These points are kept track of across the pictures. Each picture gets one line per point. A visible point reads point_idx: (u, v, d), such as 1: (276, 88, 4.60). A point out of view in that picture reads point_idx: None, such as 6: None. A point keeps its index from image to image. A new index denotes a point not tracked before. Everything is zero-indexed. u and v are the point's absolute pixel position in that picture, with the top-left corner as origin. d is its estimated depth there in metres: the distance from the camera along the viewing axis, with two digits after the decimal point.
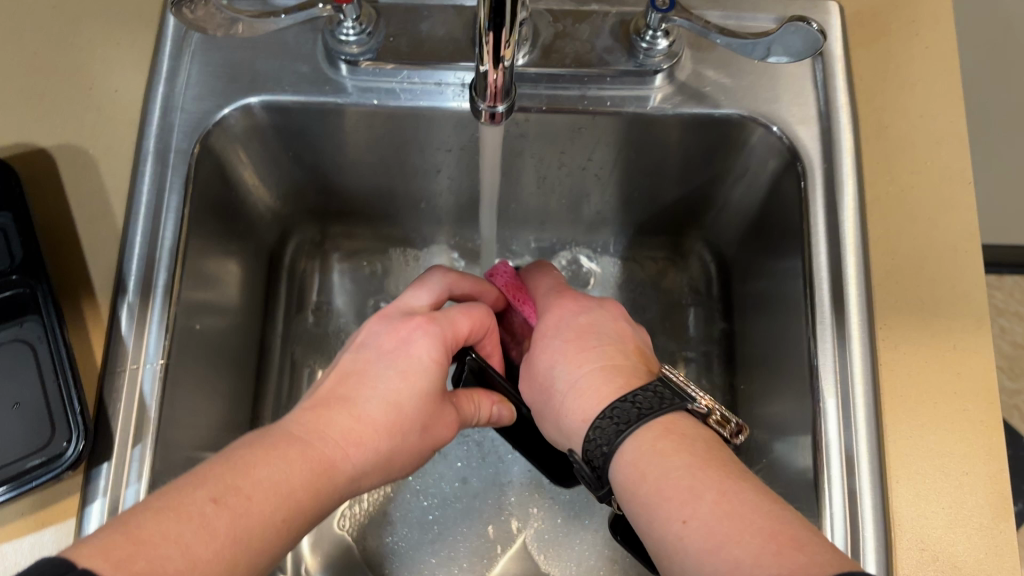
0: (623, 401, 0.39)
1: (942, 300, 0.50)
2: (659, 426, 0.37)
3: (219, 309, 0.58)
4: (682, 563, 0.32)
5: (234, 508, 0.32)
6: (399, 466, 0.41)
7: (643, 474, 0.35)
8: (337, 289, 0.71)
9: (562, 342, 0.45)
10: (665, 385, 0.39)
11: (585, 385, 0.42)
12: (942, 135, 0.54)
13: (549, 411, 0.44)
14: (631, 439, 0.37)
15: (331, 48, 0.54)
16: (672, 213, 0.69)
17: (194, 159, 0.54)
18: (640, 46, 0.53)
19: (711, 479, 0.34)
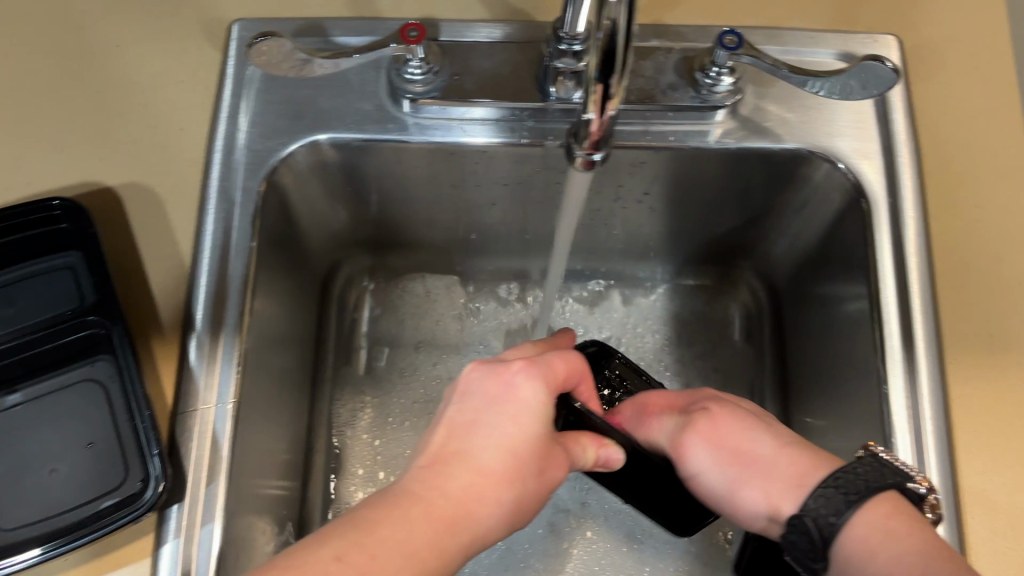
0: (844, 472, 0.39)
1: (1013, 335, 0.50)
2: (887, 502, 0.38)
3: (279, 346, 0.58)
4: None
5: (358, 568, 0.33)
6: (524, 513, 0.40)
7: (867, 559, 0.36)
8: (383, 318, 0.71)
9: (735, 428, 0.45)
10: (883, 459, 0.40)
11: (786, 469, 0.42)
12: (1004, 169, 0.54)
13: (739, 494, 0.44)
14: (860, 513, 0.38)
15: (396, 86, 0.54)
16: (721, 244, 0.69)
17: (260, 197, 0.54)
18: (705, 82, 0.53)
19: (945, 561, 0.35)
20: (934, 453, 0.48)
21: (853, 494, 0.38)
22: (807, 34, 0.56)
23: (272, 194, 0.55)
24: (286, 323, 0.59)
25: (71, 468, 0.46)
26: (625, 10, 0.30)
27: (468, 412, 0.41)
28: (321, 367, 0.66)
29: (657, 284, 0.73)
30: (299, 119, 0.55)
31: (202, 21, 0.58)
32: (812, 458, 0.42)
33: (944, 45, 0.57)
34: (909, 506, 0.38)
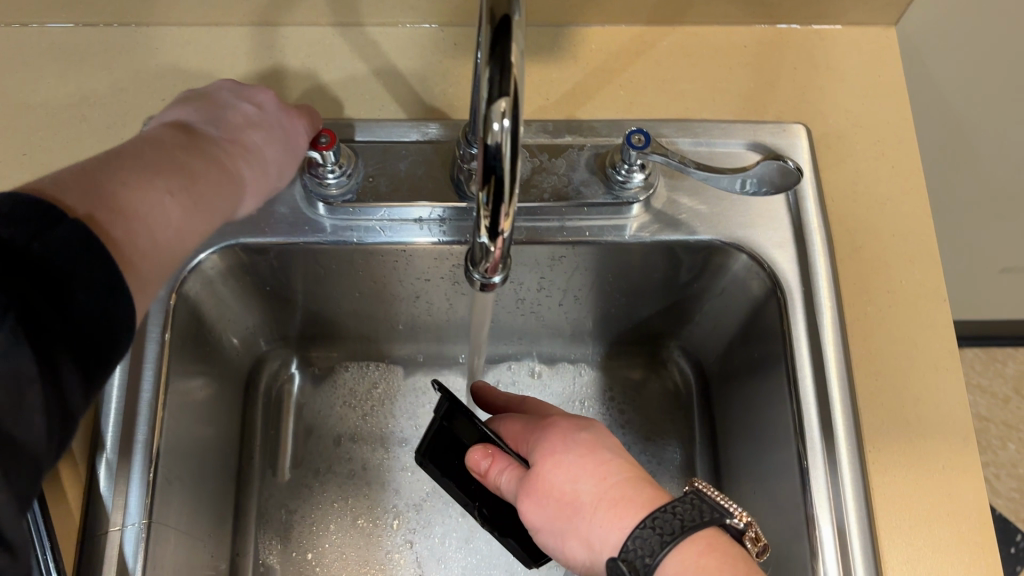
0: (662, 511, 0.39)
1: (927, 420, 0.51)
2: (700, 543, 0.39)
3: (197, 451, 0.56)
4: None
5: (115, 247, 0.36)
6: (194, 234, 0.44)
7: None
8: (310, 413, 0.68)
9: (575, 457, 0.44)
10: (701, 497, 0.40)
11: (613, 498, 0.42)
12: (914, 254, 0.55)
13: (568, 529, 0.43)
14: (673, 553, 0.38)
15: (310, 189, 0.54)
16: (648, 325, 0.69)
17: (171, 308, 0.52)
18: (616, 179, 0.54)
19: None
20: (858, 541, 0.48)
21: (669, 533, 0.38)
22: (719, 125, 0.57)
23: (185, 303, 0.54)
24: (203, 426, 0.58)
25: None
26: (509, 133, 0.31)
27: (238, 116, 0.48)
28: (247, 469, 0.64)
29: (588, 365, 0.73)
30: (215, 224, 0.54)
31: (109, 121, 0.57)
32: (648, 487, 0.43)
33: (853, 130, 0.58)
34: (723, 548, 0.39)
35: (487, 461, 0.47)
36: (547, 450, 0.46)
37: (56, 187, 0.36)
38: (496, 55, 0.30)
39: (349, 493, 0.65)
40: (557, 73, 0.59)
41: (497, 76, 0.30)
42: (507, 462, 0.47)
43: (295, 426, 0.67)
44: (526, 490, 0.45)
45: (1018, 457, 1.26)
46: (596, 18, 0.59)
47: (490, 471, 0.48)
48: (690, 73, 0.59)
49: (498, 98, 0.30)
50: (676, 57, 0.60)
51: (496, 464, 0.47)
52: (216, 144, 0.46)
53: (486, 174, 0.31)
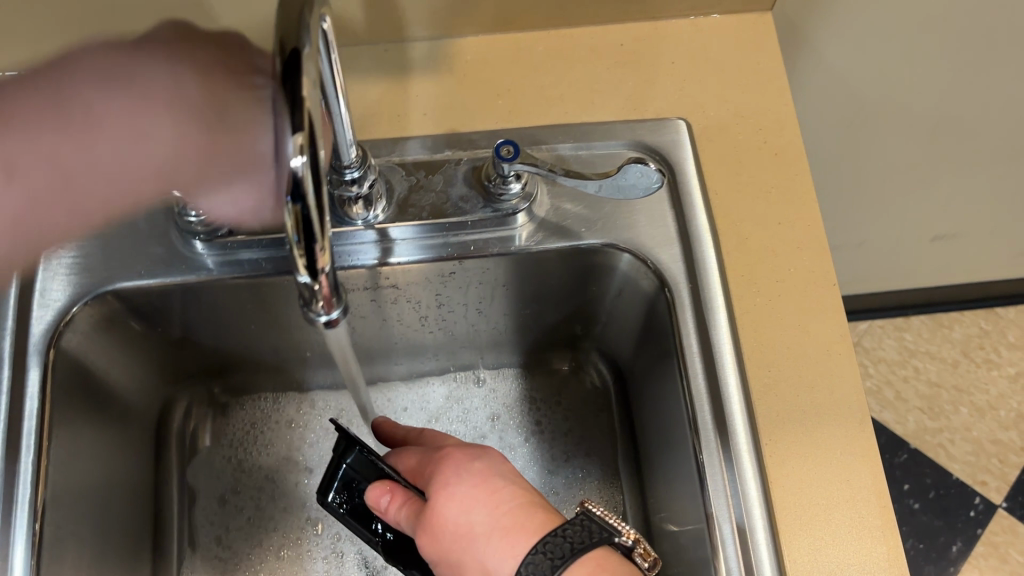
0: (554, 535, 0.40)
1: (820, 407, 0.51)
2: (592, 562, 0.40)
3: (104, 497, 0.56)
4: None
5: None
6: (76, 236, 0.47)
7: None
8: (224, 452, 0.67)
9: (468, 486, 0.46)
10: (591, 517, 0.41)
11: (506, 527, 0.44)
12: (801, 241, 0.54)
13: (466, 561, 0.44)
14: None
15: (183, 228, 0.53)
16: (560, 330, 0.69)
17: (51, 361, 0.51)
18: (494, 192, 0.53)
19: None
20: (762, 534, 0.48)
21: (560, 556, 0.39)
22: (598, 128, 0.56)
23: (64, 356, 0.52)
24: (104, 476, 0.56)
25: None
26: (308, 166, 0.30)
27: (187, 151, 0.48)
28: (163, 513, 0.63)
29: (508, 376, 0.72)
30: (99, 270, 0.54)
31: None
32: (539, 514, 0.45)
33: (734, 120, 0.57)
34: (612, 566, 0.40)
35: (387, 497, 0.47)
36: (442, 482, 0.46)
37: None
38: (286, 88, 0.30)
39: (266, 532, 0.64)
40: (432, 87, 0.58)
41: (289, 111, 0.29)
42: (405, 496, 0.47)
43: (209, 468, 0.66)
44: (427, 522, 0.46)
45: (971, 420, 1.27)
46: (468, 28, 0.58)
47: (388, 508, 0.47)
48: (568, 76, 0.58)
49: (293, 133, 0.29)
50: (553, 61, 0.59)
51: (397, 500, 0.47)
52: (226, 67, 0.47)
53: (291, 211, 0.31)
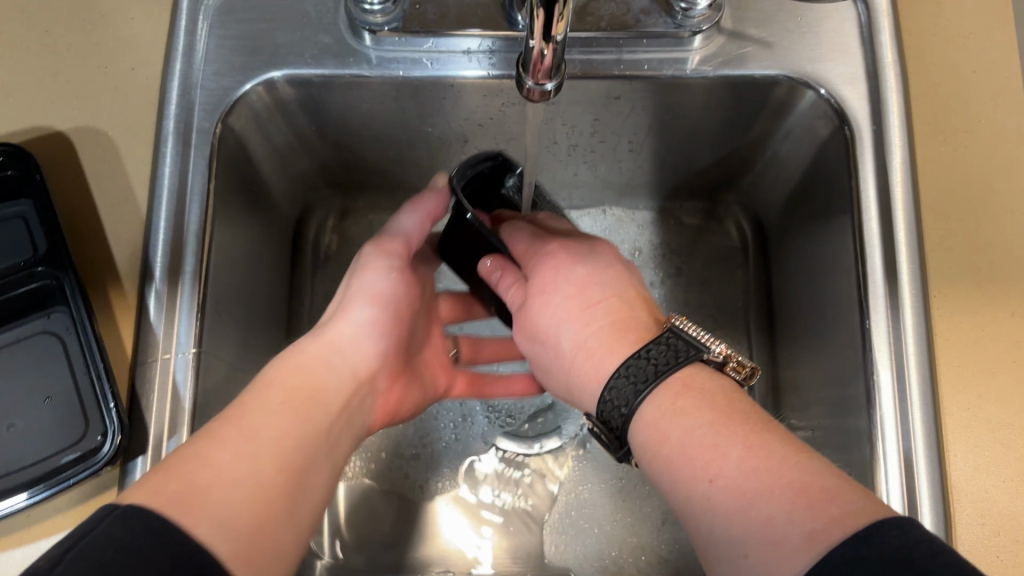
0: (637, 357, 0.39)
1: (997, 268, 0.48)
2: (678, 382, 0.37)
3: (250, 267, 0.56)
4: (708, 521, 0.32)
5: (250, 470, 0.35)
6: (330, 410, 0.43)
7: (689, 490, 0.33)
8: (365, 249, 0.67)
9: (561, 302, 0.45)
10: (678, 336, 0.39)
11: (589, 348, 0.43)
12: (997, 93, 0.51)
13: (557, 367, 0.46)
14: (652, 400, 0.37)
15: (354, 18, 0.52)
16: (705, 177, 0.65)
17: (216, 138, 0.52)
18: (679, 7, 0.51)
19: (733, 434, 0.33)
20: (921, 386, 0.47)
21: (644, 378, 0.38)
22: None
23: (230, 138, 0.53)
24: (248, 269, 0.56)
25: (30, 424, 0.45)
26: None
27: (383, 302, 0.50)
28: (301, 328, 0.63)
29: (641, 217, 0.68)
30: (249, 55, 0.53)
31: None
32: (628, 333, 0.42)
33: None
34: (703, 382, 0.37)
35: (497, 274, 0.49)
36: (538, 287, 0.46)
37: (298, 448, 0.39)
38: None
39: None
40: None
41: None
42: (514, 276, 0.48)
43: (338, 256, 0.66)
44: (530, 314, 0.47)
45: None
46: None
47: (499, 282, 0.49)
48: None
49: None
50: None
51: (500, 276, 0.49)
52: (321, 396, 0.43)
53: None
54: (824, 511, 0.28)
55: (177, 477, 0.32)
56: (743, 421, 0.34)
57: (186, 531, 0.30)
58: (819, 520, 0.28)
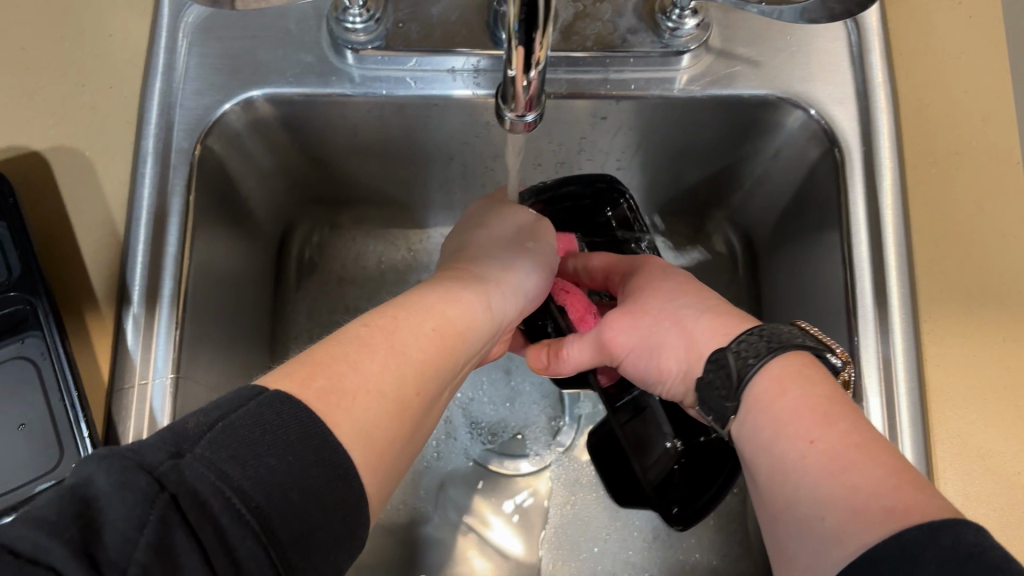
0: (762, 328, 0.39)
1: (990, 293, 0.48)
2: (809, 356, 0.37)
3: (231, 288, 0.55)
4: (797, 484, 0.32)
5: (350, 409, 0.31)
6: (386, 393, 0.33)
7: (787, 449, 0.33)
8: (351, 265, 0.67)
9: (674, 284, 0.47)
10: (808, 332, 0.39)
11: (704, 321, 0.43)
12: (988, 115, 0.51)
13: (645, 347, 0.45)
14: (774, 361, 0.36)
15: (336, 36, 0.51)
16: (693, 194, 0.64)
17: (196, 159, 0.51)
18: (666, 26, 0.50)
19: (845, 411, 0.33)
20: (911, 412, 0.46)
21: (775, 342, 0.37)
22: None
23: (209, 158, 0.52)
24: (229, 287, 0.55)
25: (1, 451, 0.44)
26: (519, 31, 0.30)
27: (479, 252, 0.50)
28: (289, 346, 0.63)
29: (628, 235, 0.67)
30: (229, 75, 0.52)
31: None
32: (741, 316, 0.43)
33: None
34: (828, 367, 0.37)
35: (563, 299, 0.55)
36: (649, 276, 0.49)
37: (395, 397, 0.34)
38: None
39: None
40: None
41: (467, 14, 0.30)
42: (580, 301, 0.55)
43: (324, 271, 0.66)
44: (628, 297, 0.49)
45: None
46: None
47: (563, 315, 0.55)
48: None
49: None
50: None
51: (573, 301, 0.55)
52: (394, 362, 0.35)
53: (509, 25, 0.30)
54: (907, 494, 0.28)
55: (320, 377, 0.31)
56: (849, 403, 0.34)
57: (329, 427, 0.29)
58: (904, 503, 0.28)
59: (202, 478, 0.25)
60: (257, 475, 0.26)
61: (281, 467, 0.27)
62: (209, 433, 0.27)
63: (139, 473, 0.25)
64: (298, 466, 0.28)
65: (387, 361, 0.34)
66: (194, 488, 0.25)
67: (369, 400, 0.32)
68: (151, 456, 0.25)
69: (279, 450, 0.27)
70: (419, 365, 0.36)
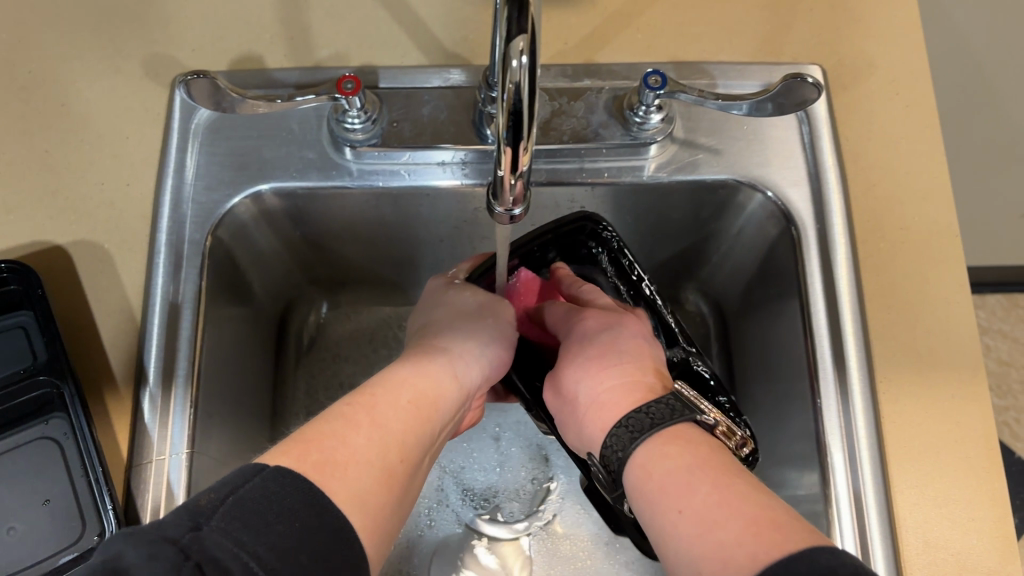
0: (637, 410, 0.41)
1: (938, 354, 0.52)
2: (670, 433, 0.40)
3: (237, 368, 0.59)
4: (675, 550, 0.35)
5: (339, 476, 0.36)
6: (374, 459, 0.39)
7: (652, 471, 0.38)
8: (345, 341, 0.70)
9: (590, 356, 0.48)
10: (677, 397, 0.42)
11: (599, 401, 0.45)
12: (927, 192, 0.56)
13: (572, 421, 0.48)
14: (647, 444, 0.39)
15: (336, 134, 0.55)
16: (667, 269, 0.68)
17: (207, 249, 0.55)
18: (634, 121, 0.55)
19: (713, 475, 0.36)
20: (871, 466, 0.50)
21: (639, 428, 0.40)
22: (735, 67, 0.58)
23: (219, 247, 0.56)
24: (236, 366, 0.59)
25: (29, 527, 0.47)
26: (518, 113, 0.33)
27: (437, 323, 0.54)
28: (287, 421, 0.66)
29: None
30: (237, 171, 0.57)
31: (150, 68, 0.59)
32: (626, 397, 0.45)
33: (868, 70, 0.59)
34: (693, 435, 0.40)
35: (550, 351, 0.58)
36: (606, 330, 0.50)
37: (381, 461, 0.39)
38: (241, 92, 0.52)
39: None
40: (571, 20, 0.60)
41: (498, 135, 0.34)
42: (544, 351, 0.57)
43: (320, 349, 0.69)
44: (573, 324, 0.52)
45: None
46: None
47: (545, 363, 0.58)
48: (702, 19, 0.60)
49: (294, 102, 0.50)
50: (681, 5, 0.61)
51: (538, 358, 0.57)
52: (375, 426, 0.41)
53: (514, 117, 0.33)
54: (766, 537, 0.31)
55: (314, 452, 0.37)
56: (717, 465, 0.37)
57: (325, 494, 0.35)
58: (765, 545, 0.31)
59: (222, 549, 0.31)
60: (270, 543, 0.32)
61: (290, 532, 0.33)
62: (222, 506, 0.32)
63: (166, 545, 0.29)
64: (305, 529, 0.33)
65: (369, 427, 0.40)
66: (217, 554, 0.30)
67: (352, 462, 0.38)
68: (173, 530, 0.30)
69: (285, 518, 0.33)
70: (400, 433, 0.42)
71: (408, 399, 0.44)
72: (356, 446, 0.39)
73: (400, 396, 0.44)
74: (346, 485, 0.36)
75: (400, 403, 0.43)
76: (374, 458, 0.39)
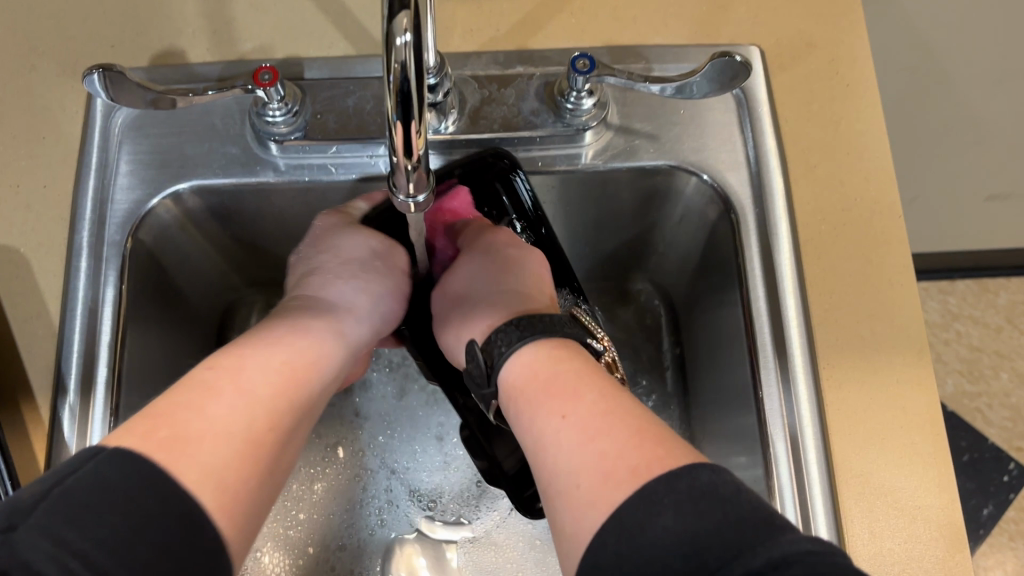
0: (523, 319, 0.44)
1: (882, 338, 0.51)
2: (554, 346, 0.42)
3: (168, 373, 0.57)
4: (585, 494, 0.34)
5: (185, 454, 0.34)
6: (234, 430, 0.37)
7: (559, 422, 0.37)
8: None
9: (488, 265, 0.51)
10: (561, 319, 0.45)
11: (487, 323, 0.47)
12: (869, 173, 0.55)
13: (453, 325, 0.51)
14: (532, 351, 0.41)
15: (258, 128, 0.54)
16: (614, 259, 0.67)
17: (127, 251, 0.53)
18: (566, 107, 0.54)
19: (626, 421, 0.36)
20: (815, 454, 0.49)
21: (526, 332, 0.42)
22: (672, 49, 0.56)
23: (140, 248, 0.54)
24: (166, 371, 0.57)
25: None
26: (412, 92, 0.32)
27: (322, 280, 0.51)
28: None
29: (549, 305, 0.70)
30: (158, 170, 0.55)
31: (66, 66, 0.57)
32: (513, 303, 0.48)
33: (807, 50, 0.58)
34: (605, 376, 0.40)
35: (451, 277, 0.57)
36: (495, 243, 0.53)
37: (239, 428, 0.37)
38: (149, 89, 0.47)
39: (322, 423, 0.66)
40: (502, 6, 0.58)
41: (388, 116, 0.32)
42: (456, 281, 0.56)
43: None
44: (480, 236, 0.53)
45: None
46: None
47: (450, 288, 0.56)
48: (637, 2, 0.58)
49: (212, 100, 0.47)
50: None
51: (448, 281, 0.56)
52: (231, 390, 0.38)
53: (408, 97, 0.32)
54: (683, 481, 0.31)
55: (160, 430, 0.35)
56: (626, 413, 0.37)
57: (172, 477, 0.33)
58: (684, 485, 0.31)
59: (36, 548, 0.28)
60: (98, 535, 0.30)
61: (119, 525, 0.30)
62: (44, 504, 0.30)
63: None
64: (142, 513, 0.31)
65: (225, 391, 0.38)
66: (28, 556, 0.28)
67: (202, 436, 0.35)
68: None
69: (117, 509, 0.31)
70: (268, 401, 0.40)
71: (277, 358, 0.42)
72: (216, 413, 0.37)
73: (274, 356, 0.42)
74: (191, 456, 0.34)
75: (268, 366, 0.41)
76: (234, 429, 0.37)
